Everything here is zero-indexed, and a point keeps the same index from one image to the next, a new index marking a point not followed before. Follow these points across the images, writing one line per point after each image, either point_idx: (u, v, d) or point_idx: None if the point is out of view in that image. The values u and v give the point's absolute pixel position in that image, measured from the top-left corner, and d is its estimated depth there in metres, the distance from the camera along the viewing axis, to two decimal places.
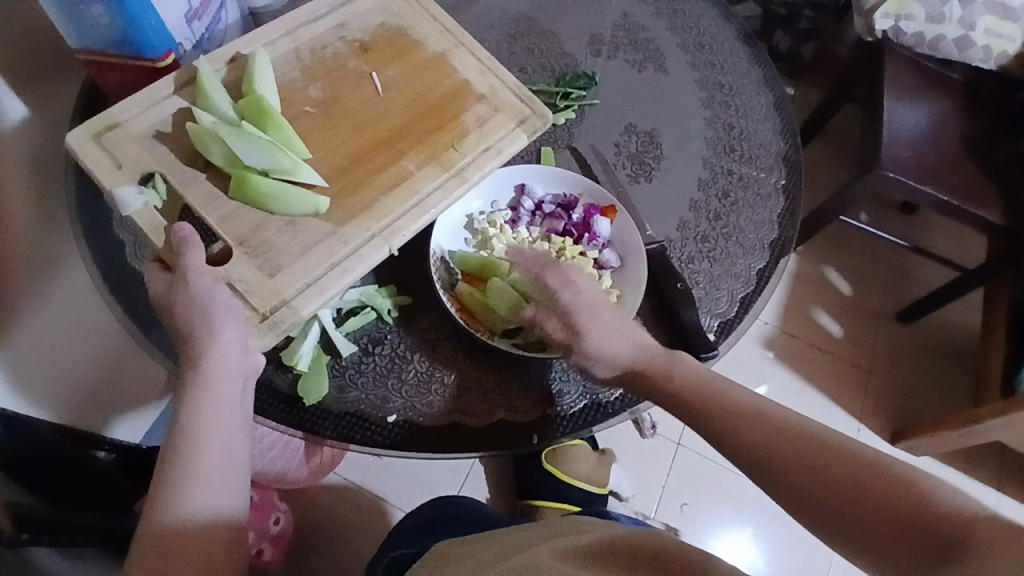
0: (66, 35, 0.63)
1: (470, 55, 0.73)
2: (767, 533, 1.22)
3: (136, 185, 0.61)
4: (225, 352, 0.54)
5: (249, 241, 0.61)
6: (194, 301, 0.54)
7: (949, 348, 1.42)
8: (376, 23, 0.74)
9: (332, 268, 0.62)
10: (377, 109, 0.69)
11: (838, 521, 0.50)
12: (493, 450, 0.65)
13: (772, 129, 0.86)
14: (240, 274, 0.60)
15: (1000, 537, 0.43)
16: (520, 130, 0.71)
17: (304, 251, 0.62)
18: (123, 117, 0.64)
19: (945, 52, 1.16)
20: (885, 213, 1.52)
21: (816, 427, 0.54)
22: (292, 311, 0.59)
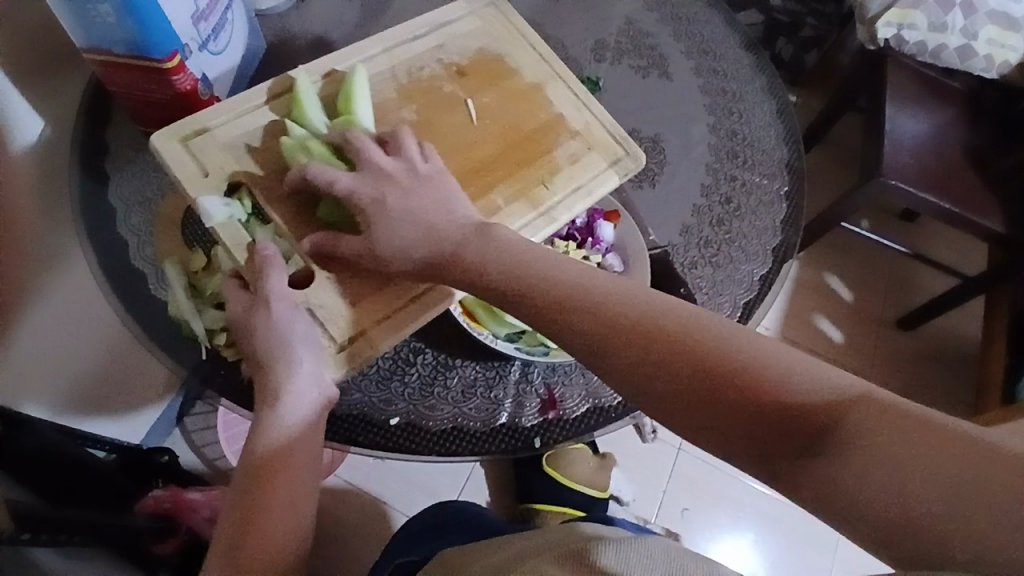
0: (73, 35, 0.63)
1: (565, 87, 0.74)
2: (766, 539, 1.22)
3: (221, 197, 0.63)
4: (299, 388, 0.54)
5: (331, 266, 0.62)
6: (274, 330, 0.55)
7: (949, 356, 1.42)
8: (475, 47, 0.75)
9: (411, 303, 0.62)
10: (472, 135, 0.70)
11: (692, 413, 0.45)
12: (495, 453, 0.65)
13: (775, 136, 0.86)
14: (319, 298, 0.61)
15: (882, 422, 0.39)
16: (612, 171, 0.71)
17: (385, 282, 0.62)
18: (211, 123, 0.66)
19: (947, 61, 1.17)
20: (886, 221, 1.52)
21: (665, 311, 0.49)
22: (369, 343, 0.61)
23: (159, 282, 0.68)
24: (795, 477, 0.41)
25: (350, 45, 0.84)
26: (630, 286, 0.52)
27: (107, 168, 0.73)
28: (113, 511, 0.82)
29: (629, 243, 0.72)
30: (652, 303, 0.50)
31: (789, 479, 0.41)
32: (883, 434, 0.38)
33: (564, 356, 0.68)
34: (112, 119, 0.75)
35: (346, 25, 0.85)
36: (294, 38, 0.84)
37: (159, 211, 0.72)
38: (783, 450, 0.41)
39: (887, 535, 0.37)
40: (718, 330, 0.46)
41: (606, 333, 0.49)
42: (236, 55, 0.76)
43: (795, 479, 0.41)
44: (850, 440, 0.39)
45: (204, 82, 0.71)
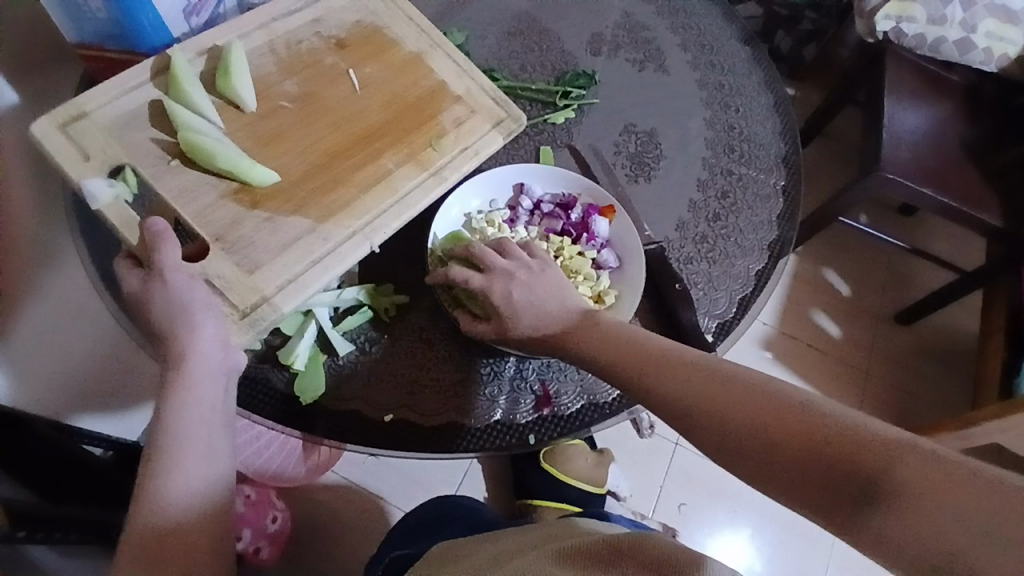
0: (64, 30, 0.62)
1: (446, 57, 0.72)
2: (764, 534, 1.22)
3: (106, 177, 0.59)
4: (205, 350, 0.53)
5: (226, 236, 0.59)
6: (171, 298, 0.53)
7: (948, 350, 1.42)
8: (353, 21, 0.72)
9: (314, 265, 0.60)
10: (356, 107, 0.67)
11: (746, 457, 0.45)
12: (489, 450, 0.65)
13: (772, 130, 0.85)
14: (218, 269, 0.58)
15: (943, 478, 0.38)
16: (495, 131, 0.70)
17: (286, 246, 0.60)
18: (90, 104, 0.61)
19: (947, 54, 1.16)
20: (885, 215, 1.52)
21: (733, 368, 0.50)
22: (272, 308, 0.58)
23: None
24: (846, 523, 0.40)
25: None
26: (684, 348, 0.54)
27: None
28: (109, 508, 0.81)
29: (626, 239, 0.73)
30: (721, 362, 0.51)
31: (847, 528, 0.40)
32: (936, 485, 0.38)
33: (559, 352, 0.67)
34: None
35: None
36: None
37: None
38: (834, 499, 0.41)
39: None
40: (768, 383, 0.47)
41: (673, 386, 0.51)
42: None
43: (847, 525, 0.40)
44: (903, 486, 0.38)
45: None
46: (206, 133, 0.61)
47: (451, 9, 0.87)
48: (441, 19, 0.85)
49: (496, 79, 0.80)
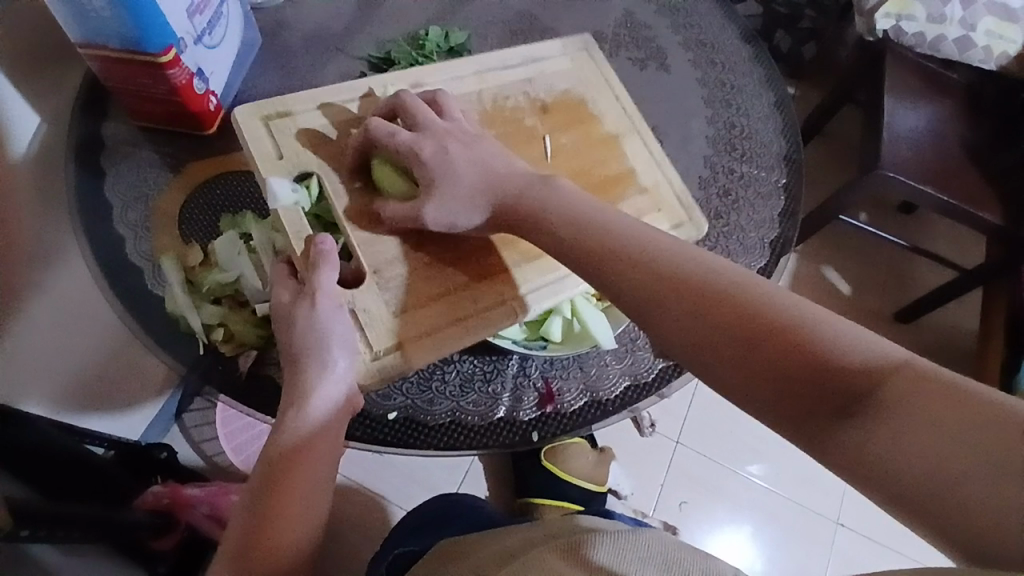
0: (66, 27, 0.62)
1: (642, 142, 0.73)
2: (765, 533, 1.22)
3: (291, 180, 0.63)
4: (329, 389, 0.54)
5: (382, 272, 0.61)
6: (315, 327, 0.54)
7: (948, 348, 1.42)
8: (561, 87, 0.74)
9: (457, 326, 0.62)
10: (547, 168, 0.69)
11: (732, 364, 0.46)
12: (493, 447, 0.65)
13: (773, 128, 0.86)
14: (365, 303, 0.60)
15: (916, 396, 0.39)
16: (673, 233, 0.70)
17: (436, 300, 0.62)
18: (296, 108, 0.67)
19: (946, 53, 1.16)
20: (885, 214, 1.52)
21: (718, 273, 0.50)
22: (403, 360, 0.59)
23: (156, 278, 0.68)
24: (823, 436, 0.42)
25: (345, 37, 0.83)
26: (680, 249, 0.53)
27: (101, 163, 0.73)
28: (111, 507, 0.82)
29: None
30: (705, 267, 0.51)
31: (820, 438, 0.42)
32: (922, 404, 0.38)
33: (563, 350, 0.67)
34: (107, 112, 0.75)
35: (342, 17, 0.85)
36: (289, 31, 0.83)
37: (155, 206, 0.72)
38: (818, 412, 0.42)
39: (922, 512, 0.37)
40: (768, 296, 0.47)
41: (653, 290, 0.51)
42: (231, 49, 0.75)
43: (822, 437, 0.42)
44: (884, 402, 0.39)
45: (201, 76, 0.70)
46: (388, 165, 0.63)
47: (452, 8, 0.87)
48: (442, 19, 0.86)
49: None
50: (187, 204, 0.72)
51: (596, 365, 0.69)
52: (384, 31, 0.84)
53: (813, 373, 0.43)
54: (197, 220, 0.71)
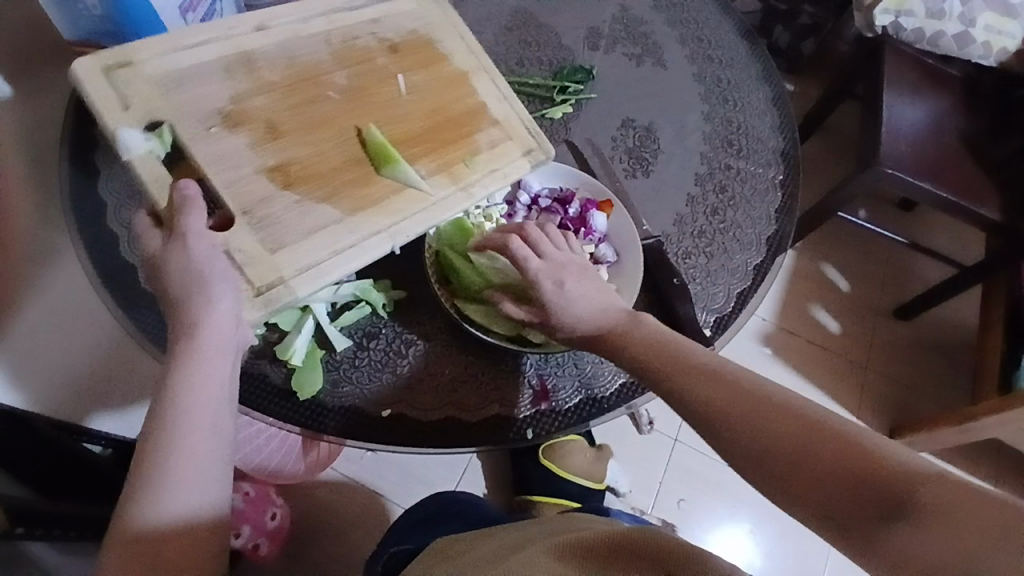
0: (60, 27, 0.62)
1: (490, 80, 0.71)
2: (763, 530, 1.22)
3: (141, 131, 0.59)
4: (218, 326, 0.52)
5: (253, 211, 0.58)
6: (190, 265, 0.52)
7: (948, 344, 1.42)
8: (409, 27, 0.71)
9: (334, 254, 0.59)
10: (401, 110, 0.67)
11: (779, 465, 0.46)
12: (488, 445, 0.65)
13: (769, 124, 0.85)
14: (239, 243, 0.57)
15: (961, 510, 0.40)
16: (525, 159, 0.68)
17: (313, 232, 0.59)
18: (138, 56, 0.61)
19: (945, 48, 1.16)
20: (883, 210, 1.52)
21: (749, 380, 0.51)
22: (289, 291, 0.57)
23: None
24: (866, 538, 0.43)
25: None
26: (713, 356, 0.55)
27: (95, 161, 0.73)
28: (109, 505, 0.82)
29: (621, 230, 0.73)
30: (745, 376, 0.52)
31: (868, 544, 0.43)
32: (956, 506, 0.41)
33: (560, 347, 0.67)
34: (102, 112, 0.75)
35: None
36: None
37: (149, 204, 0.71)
38: (866, 518, 0.43)
39: None
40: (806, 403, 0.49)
41: (696, 392, 0.52)
42: None
43: (866, 540, 0.43)
44: (929, 508, 0.41)
45: None
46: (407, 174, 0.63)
47: None
48: None
49: None
50: None
51: (591, 362, 0.69)
52: None
53: (858, 476, 0.44)
54: None
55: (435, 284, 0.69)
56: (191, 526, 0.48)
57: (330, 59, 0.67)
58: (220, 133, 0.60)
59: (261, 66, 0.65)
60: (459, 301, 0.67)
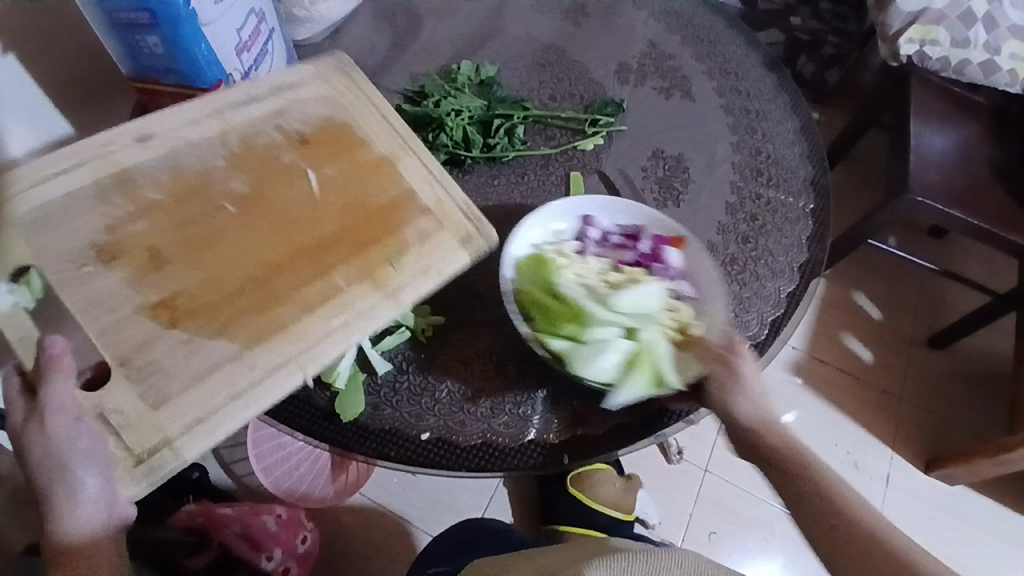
0: (121, 61, 0.67)
1: (422, 162, 0.61)
2: (799, 564, 1.19)
3: (4, 281, 0.50)
4: (89, 516, 0.46)
5: (130, 362, 0.50)
6: (51, 449, 0.45)
7: (986, 373, 1.39)
8: (321, 114, 0.62)
9: (230, 402, 0.51)
10: (312, 213, 0.58)
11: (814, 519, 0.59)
12: (523, 470, 0.66)
13: (799, 153, 0.86)
14: (118, 403, 0.49)
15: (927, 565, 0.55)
16: (462, 250, 0.59)
17: (204, 376, 0.51)
18: (10, 193, 0.54)
19: (971, 77, 1.16)
20: (915, 238, 1.51)
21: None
22: (174, 454, 0.49)
23: None
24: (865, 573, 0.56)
25: (382, 71, 0.86)
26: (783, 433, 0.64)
27: None
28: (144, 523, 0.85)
29: (698, 269, 0.71)
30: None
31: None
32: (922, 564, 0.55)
33: (633, 383, 0.64)
34: None
35: (377, 53, 0.88)
36: None
37: None
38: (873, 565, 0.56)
39: None
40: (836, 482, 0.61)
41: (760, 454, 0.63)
42: None
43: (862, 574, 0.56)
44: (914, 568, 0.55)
45: None
46: (611, 309, 0.66)
47: (482, 42, 0.90)
48: (472, 53, 0.89)
49: (526, 109, 0.83)
50: None
51: None
52: (418, 65, 0.87)
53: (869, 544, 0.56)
54: None
55: (518, 321, 0.68)
56: None
57: (224, 164, 0.59)
58: (93, 271, 0.52)
59: (143, 182, 0.57)
60: (544, 336, 0.67)
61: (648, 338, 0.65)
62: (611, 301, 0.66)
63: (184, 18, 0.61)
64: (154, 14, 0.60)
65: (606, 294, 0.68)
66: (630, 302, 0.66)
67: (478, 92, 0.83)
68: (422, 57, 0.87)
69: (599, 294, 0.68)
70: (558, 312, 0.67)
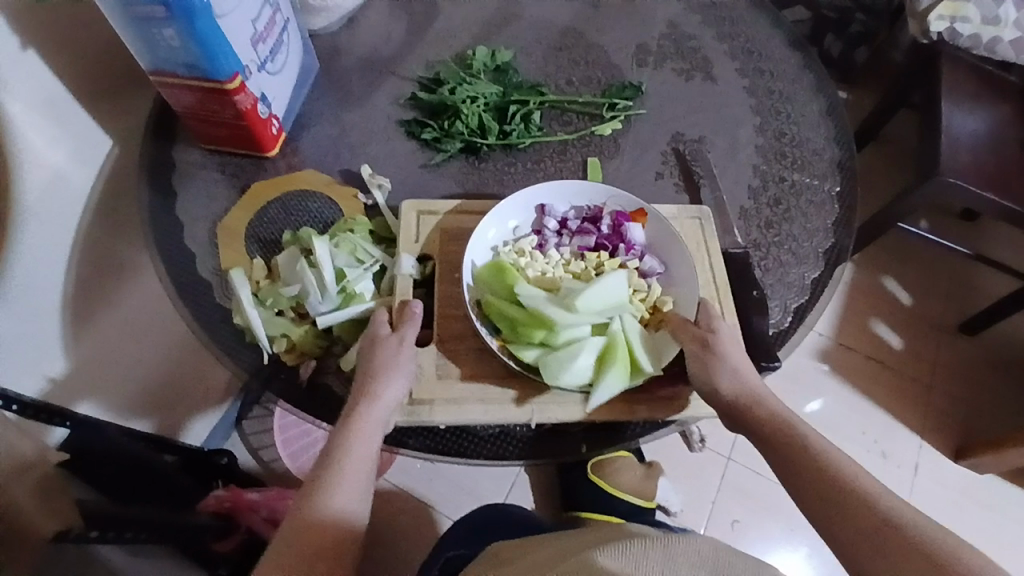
0: (140, 57, 0.67)
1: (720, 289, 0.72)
2: (822, 552, 1.18)
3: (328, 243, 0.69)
4: (381, 404, 0.62)
5: (446, 343, 0.67)
6: (384, 355, 0.63)
7: (1021, 360, 1.35)
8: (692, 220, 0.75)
9: (478, 407, 0.65)
10: None
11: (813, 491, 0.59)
12: (544, 458, 0.67)
13: (825, 135, 0.84)
14: (424, 361, 0.66)
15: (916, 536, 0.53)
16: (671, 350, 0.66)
17: (469, 382, 0.66)
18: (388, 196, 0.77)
19: (1005, 55, 1.11)
20: (946, 221, 1.47)
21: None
22: (429, 413, 0.64)
23: (223, 292, 0.70)
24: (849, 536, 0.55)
25: (398, 59, 0.86)
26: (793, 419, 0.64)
27: (171, 184, 0.76)
28: (178, 508, 0.86)
29: (664, 240, 0.70)
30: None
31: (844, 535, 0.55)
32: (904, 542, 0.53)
33: (614, 379, 0.62)
34: (176, 136, 0.79)
35: (393, 40, 0.87)
36: (345, 56, 0.86)
37: (219, 222, 0.74)
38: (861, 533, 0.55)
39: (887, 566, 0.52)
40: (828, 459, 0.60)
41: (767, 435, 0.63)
42: (292, 76, 0.79)
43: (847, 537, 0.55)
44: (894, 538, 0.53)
45: (264, 101, 0.74)
46: (582, 308, 0.63)
47: (498, 26, 0.89)
48: (488, 38, 0.88)
49: (543, 94, 0.82)
50: (253, 214, 0.74)
51: None
52: (434, 51, 0.86)
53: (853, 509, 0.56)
54: (266, 223, 0.74)
55: (486, 333, 0.65)
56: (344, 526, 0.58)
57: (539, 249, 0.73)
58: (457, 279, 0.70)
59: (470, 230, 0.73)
60: (513, 347, 0.64)
61: (619, 329, 0.64)
62: (576, 303, 0.63)
63: (199, 10, 0.61)
64: (169, 7, 0.60)
65: (570, 292, 0.65)
66: (601, 295, 0.64)
67: (494, 78, 0.82)
68: (439, 43, 0.87)
69: (565, 292, 0.65)
70: (521, 321, 0.64)
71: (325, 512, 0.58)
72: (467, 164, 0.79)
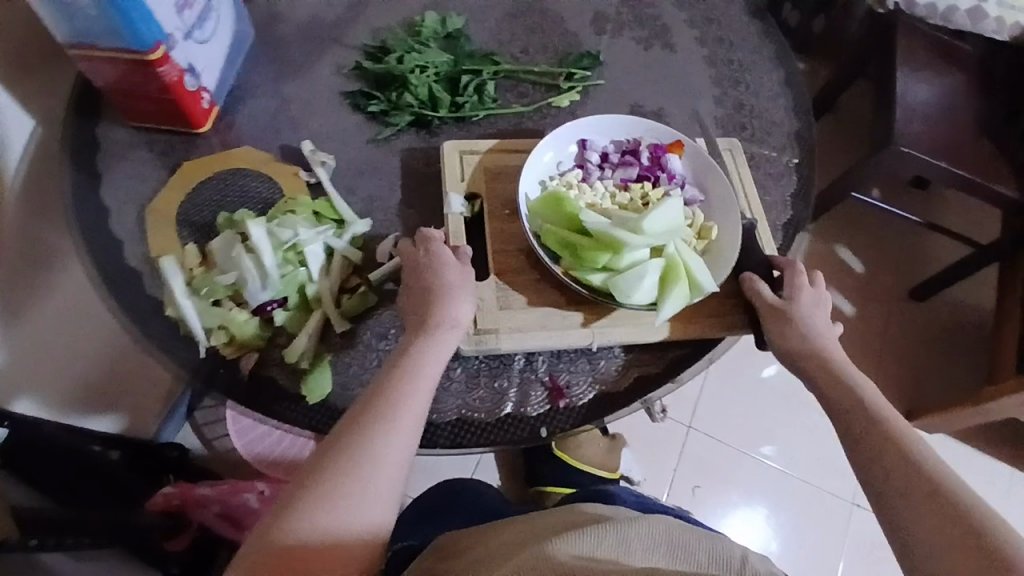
0: (54, 27, 0.60)
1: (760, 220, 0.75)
2: (779, 515, 1.21)
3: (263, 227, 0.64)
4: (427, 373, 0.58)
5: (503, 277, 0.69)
6: (446, 285, 0.63)
7: (965, 324, 1.40)
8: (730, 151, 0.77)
9: (543, 332, 0.67)
10: None
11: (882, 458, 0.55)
12: (502, 444, 0.65)
13: (783, 107, 0.83)
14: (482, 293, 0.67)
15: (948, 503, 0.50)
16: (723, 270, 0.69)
17: (532, 311, 0.67)
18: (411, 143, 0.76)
19: (959, 23, 1.13)
20: (897, 190, 1.49)
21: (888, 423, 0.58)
22: (496, 340, 0.66)
23: (155, 282, 0.66)
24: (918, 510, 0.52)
25: (340, 26, 0.80)
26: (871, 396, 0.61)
27: (96, 165, 0.70)
28: (125, 509, 0.81)
29: (699, 170, 0.73)
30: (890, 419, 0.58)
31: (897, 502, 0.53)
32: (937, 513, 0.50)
33: (677, 299, 0.64)
34: (99, 112, 0.73)
35: (335, 6, 0.82)
36: (284, 22, 0.80)
37: (151, 205, 0.69)
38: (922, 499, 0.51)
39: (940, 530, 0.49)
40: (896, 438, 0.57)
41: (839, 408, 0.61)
42: (223, 44, 0.73)
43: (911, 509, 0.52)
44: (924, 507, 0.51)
45: (192, 72, 0.68)
46: (644, 231, 0.64)
47: None
48: (437, 5, 0.83)
49: (497, 63, 0.78)
50: (187, 192, 0.69)
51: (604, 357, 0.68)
52: (379, 18, 0.81)
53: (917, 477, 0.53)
54: (198, 205, 0.68)
55: (549, 261, 0.67)
56: (354, 531, 0.50)
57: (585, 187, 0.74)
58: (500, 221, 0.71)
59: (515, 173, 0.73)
60: (579, 272, 0.65)
61: (676, 250, 0.65)
62: (642, 225, 0.64)
63: None
64: None
65: (631, 218, 0.66)
66: (660, 219, 0.65)
67: (445, 46, 0.78)
68: (384, 10, 0.81)
69: (624, 219, 0.66)
70: (585, 247, 0.65)
71: (336, 508, 0.50)
72: (418, 139, 0.75)
